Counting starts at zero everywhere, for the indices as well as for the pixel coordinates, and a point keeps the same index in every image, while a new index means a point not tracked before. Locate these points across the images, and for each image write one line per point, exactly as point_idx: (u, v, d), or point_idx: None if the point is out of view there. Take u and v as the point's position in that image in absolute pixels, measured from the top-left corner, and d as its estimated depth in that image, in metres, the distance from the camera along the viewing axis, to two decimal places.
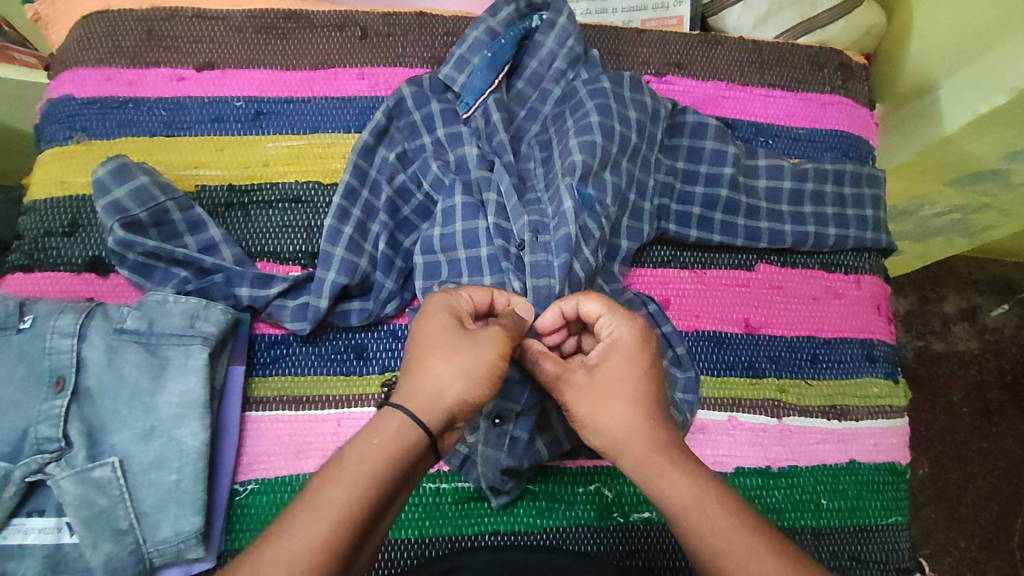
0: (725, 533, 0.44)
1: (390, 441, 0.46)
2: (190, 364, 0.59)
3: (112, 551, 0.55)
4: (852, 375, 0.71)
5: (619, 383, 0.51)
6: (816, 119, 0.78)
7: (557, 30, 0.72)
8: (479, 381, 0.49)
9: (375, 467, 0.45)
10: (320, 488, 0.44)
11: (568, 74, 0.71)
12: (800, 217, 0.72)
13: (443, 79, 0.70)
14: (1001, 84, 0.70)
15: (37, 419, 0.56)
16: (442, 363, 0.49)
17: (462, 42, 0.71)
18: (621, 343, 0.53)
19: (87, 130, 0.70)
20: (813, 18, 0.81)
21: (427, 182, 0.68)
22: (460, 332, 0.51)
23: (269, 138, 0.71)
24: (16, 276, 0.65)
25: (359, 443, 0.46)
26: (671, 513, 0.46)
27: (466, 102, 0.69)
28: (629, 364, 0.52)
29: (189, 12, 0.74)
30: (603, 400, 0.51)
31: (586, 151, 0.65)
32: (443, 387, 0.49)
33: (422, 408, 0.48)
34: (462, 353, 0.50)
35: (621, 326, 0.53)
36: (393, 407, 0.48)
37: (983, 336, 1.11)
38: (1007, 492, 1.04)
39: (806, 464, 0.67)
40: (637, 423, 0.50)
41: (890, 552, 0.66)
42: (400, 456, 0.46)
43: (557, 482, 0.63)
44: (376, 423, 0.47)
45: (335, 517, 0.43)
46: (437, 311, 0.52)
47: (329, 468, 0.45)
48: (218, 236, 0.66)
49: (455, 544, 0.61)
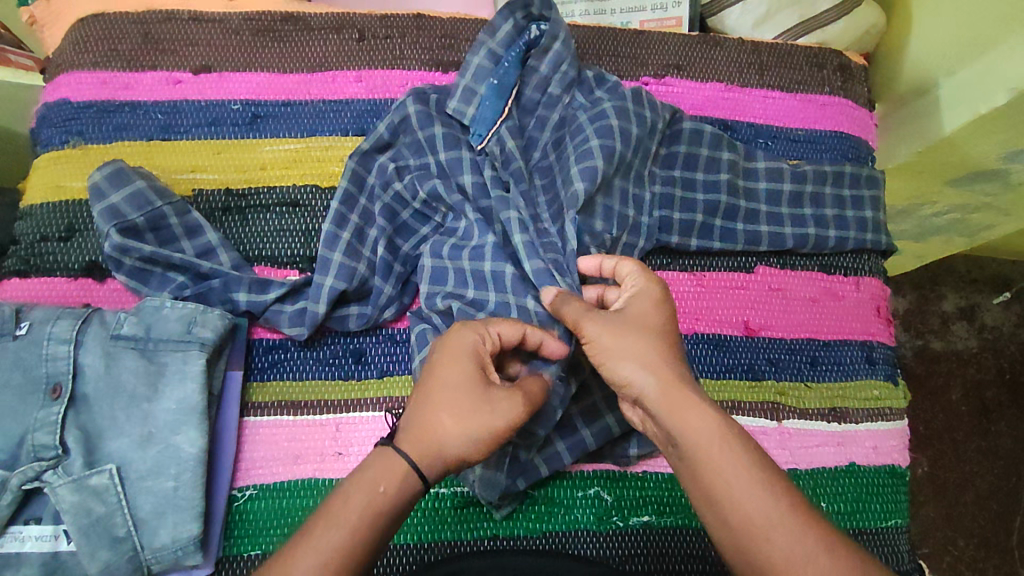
0: (733, 469, 0.45)
1: (395, 490, 0.47)
2: (187, 371, 0.59)
3: (110, 559, 0.55)
4: (852, 377, 0.70)
5: (640, 321, 0.53)
6: (815, 120, 0.78)
7: (552, 54, 0.70)
8: (478, 445, 0.49)
9: (378, 517, 0.46)
10: (324, 529, 0.45)
11: (562, 101, 0.70)
12: (799, 220, 0.72)
13: (452, 113, 0.69)
14: (1000, 83, 0.69)
15: (33, 427, 0.55)
16: (451, 418, 0.49)
17: (465, 71, 0.69)
18: (646, 292, 0.55)
19: (83, 134, 0.70)
20: (812, 19, 0.80)
21: (423, 191, 0.67)
22: (479, 391, 0.50)
23: (267, 141, 0.71)
24: (13, 282, 0.65)
25: (365, 487, 0.47)
26: (684, 441, 0.48)
27: (479, 133, 0.68)
28: (655, 307, 0.54)
29: (186, 15, 0.74)
30: (627, 336, 0.52)
31: (586, 178, 0.64)
32: (447, 441, 0.49)
33: (424, 458, 0.48)
34: (473, 414, 0.49)
35: (646, 281, 0.55)
36: (396, 452, 0.48)
37: (982, 335, 1.11)
38: (1006, 490, 1.04)
39: (806, 467, 0.66)
40: (655, 357, 0.51)
41: (890, 555, 0.65)
42: (401, 507, 0.47)
43: (557, 487, 0.63)
44: (380, 462, 0.48)
45: (339, 565, 0.44)
46: (460, 356, 0.51)
47: (335, 509, 0.46)
48: (216, 241, 0.66)
49: (454, 549, 0.61)
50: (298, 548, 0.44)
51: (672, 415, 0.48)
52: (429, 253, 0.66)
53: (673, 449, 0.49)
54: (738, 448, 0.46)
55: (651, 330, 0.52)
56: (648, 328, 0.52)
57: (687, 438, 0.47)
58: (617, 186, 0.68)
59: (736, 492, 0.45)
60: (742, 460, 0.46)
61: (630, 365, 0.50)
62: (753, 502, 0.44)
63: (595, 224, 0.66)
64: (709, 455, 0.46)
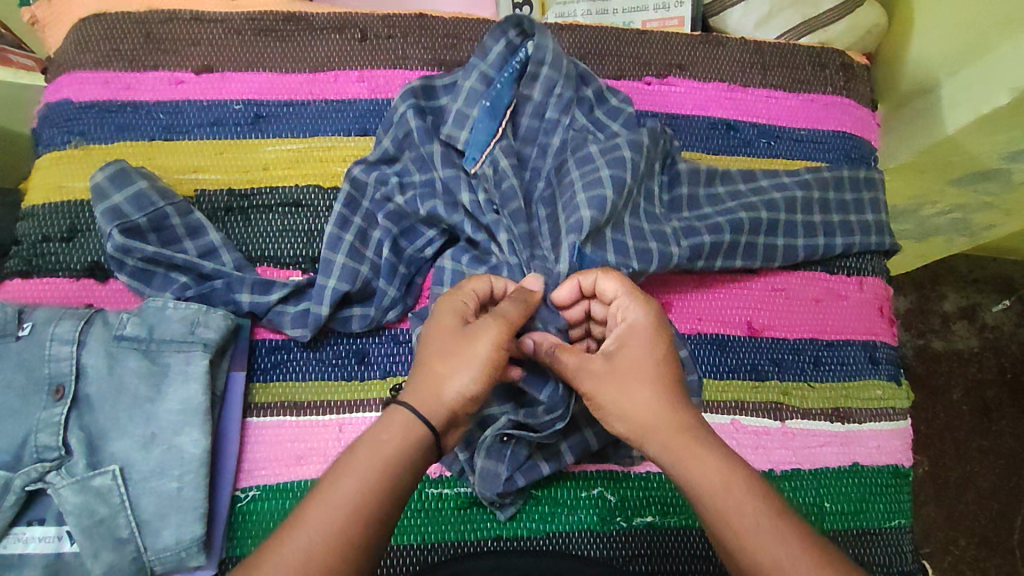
0: (745, 515, 0.46)
1: (399, 437, 0.49)
2: (191, 371, 0.59)
3: (113, 560, 0.54)
4: (855, 377, 0.70)
5: (637, 364, 0.54)
6: (818, 120, 0.78)
7: (542, 81, 0.68)
8: (473, 377, 0.51)
9: (383, 463, 0.48)
10: (333, 481, 0.47)
11: (562, 123, 0.69)
12: (809, 228, 0.71)
13: (444, 139, 0.67)
14: (1003, 83, 0.69)
15: (37, 428, 0.55)
16: (439, 362, 0.52)
17: (457, 95, 0.68)
18: (638, 326, 0.55)
19: (85, 134, 0.70)
20: (815, 19, 0.80)
21: (423, 210, 0.66)
22: (458, 331, 0.53)
23: (269, 141, 0.71)
24: (14, 282, 0.65)
25: (369, 440, 0.49)
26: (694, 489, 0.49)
27: (473, 156, 0.67)
28: (649, 345, 0.54)
29: (188, 15, 0.74)
30: (625, 381, 0.53)
31: (595, 207, 0.63)
32: (441, 382, 0.51)
33: (425, 406, 0.50)
34: (460, 351, 0.52)
35: (637, 309, 0.56)
36: (398, 406, 0.51)
37: (983, 334, 1.11)
38: (1007, 489, 1.04)
39: (809, 467, 0.66)
40: (659, 404, 0.52)
41: (893, 555, 0.65)
42: (408, 453, 0.49)
43: (560, 488, 0.63)
44: (386, 418, 0.51)
45: (347, 511, 0.45)
46: (441, 310, 0.55)
47: (343, 461, 0.48)
48: (219, 241, 0.65)
49: (458, 550, 0.61)
50: (308, 504, 0.46)
51: (679, 462, 0.50)
52: (450, 254, 0.67)
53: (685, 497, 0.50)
54: (745, 495, 0.47)
55: (648, 376, 0.53)
56: (647, 372, 0.53)
57: (697, 486, 0.48)
58: (629, 223, 0.66)
59: (748, 537, 0.45)
60: (755, 506, 0.46)
61: (634, 419, 0.52)
62: (767, 548, 0.44)
63: (606, 256, 0.63)
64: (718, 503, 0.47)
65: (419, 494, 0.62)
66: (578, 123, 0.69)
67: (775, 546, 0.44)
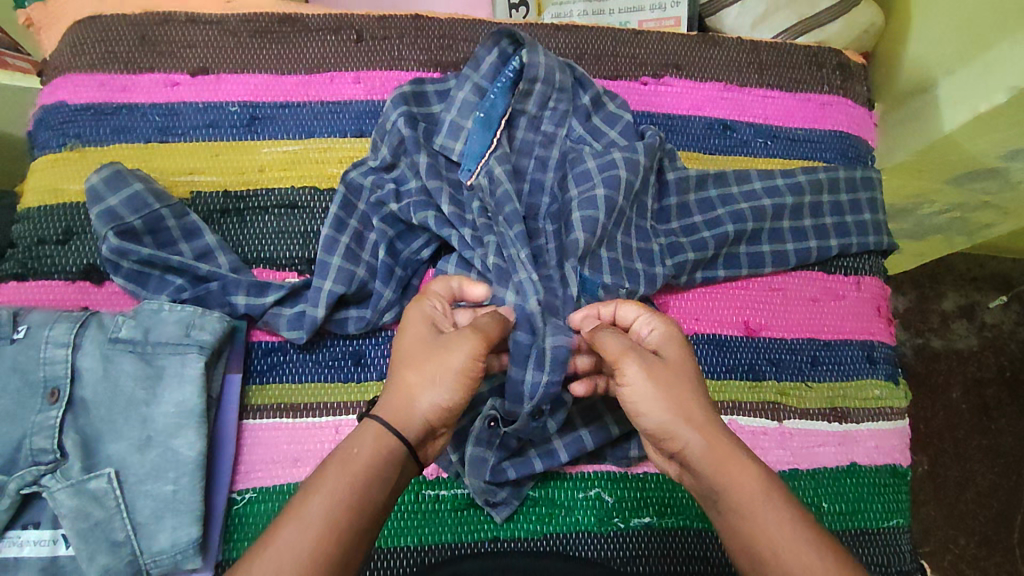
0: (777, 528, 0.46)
1: (370, 451, 0.49)
2: (186, 374, 0.58)
3: (109, 563, 0.54)
4: (853, 377, 0.70)
5: (680, 367, 0.53)
6: (815, 119, 0.78)
7: (536, 95, 0.68)
8: (444, 389, 0.51)
9: (354, 476, 0.48)
10: (305, 499, 0.47)
11: (557, 138, 0.69)
12: (800, 233, 0.71)
13: (439, 149, 0.68)
14: (1000, 83, 0.69)
15: (31, 431, 0.55)
16: (412, 372, 0.52)
17: (451, 106, 0.69)
18: (666, 335, 0.56)
19: (80, 137, 0.70)
20: (812, 18, 0.80)
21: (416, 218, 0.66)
22: (432, 341, 0.53)
23: (265, 143, 0.71)
24: (9, 286, 0.65)
25: (341, 453, 0.49)
26: (727, 497, 0.48)
27: (469, 168, 0.68)
28: (680, 350, 0.55)
29: (183, 17, 0.73)
30: (668, 380, 0.52)
31: (586, 228, 0.64)
32: (412, 395, 0.51)
33: (396, 419, 0.51)
34: (430, 359, 0.52)
35: (664, 322, 0.57)
36: (369, 420, 0.51)
37: (982, 333, 1.11)
38: (1007, 488, 1.04)
39: (807, 467, 0.66)
40: (697, 409, 0.51)
41: (891, 555, 0.65)
42: (381, 465, 0.49)
43: (557, 488, 0.63)
44: (358, 432, 0.51)
45: (320, 526, 0.45)
46: (415, 320, 0.56)
47: (315, 477, 0.48)
48: (214, 243, 0.65)
49: (454, 551, 0.60)
50: (283, 519, 0.46)
51: (717, 467, 0.49)
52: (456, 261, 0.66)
53: (712, 503, 0.50)
54: (783, 508, 0.47)
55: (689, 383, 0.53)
56: (684, 375, 0.53)
57: (732, 494, 0.48)
58: (619, 241, 0.66)
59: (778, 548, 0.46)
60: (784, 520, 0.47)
61: (675, 417, 0.50)
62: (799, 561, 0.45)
63: (604, 279, 0.64)
64: (755, 515, 0.47)
65: (416, 496, 0.61)
66: (575, 133, 0.70)
67: (805, 558, 0.45)
